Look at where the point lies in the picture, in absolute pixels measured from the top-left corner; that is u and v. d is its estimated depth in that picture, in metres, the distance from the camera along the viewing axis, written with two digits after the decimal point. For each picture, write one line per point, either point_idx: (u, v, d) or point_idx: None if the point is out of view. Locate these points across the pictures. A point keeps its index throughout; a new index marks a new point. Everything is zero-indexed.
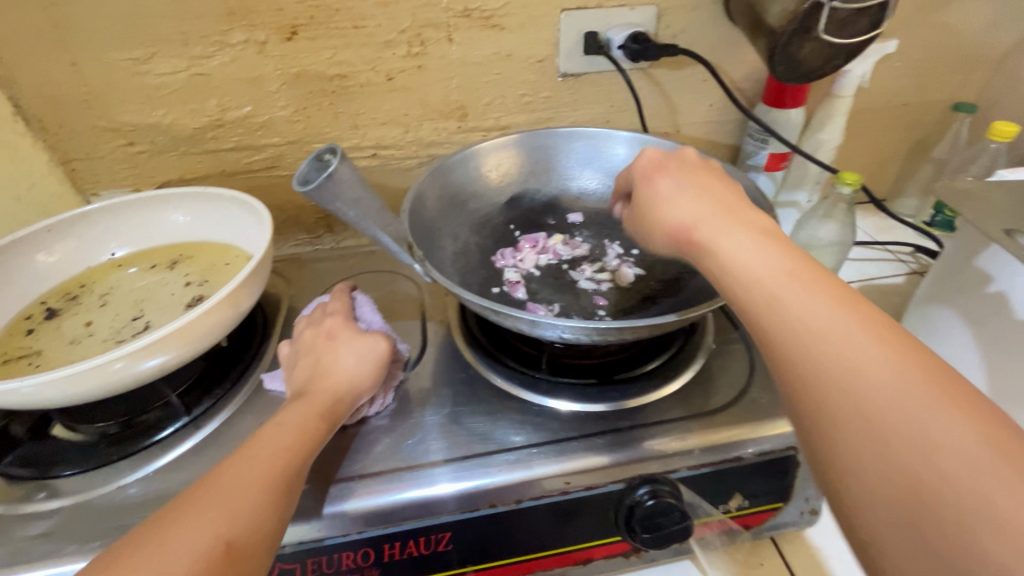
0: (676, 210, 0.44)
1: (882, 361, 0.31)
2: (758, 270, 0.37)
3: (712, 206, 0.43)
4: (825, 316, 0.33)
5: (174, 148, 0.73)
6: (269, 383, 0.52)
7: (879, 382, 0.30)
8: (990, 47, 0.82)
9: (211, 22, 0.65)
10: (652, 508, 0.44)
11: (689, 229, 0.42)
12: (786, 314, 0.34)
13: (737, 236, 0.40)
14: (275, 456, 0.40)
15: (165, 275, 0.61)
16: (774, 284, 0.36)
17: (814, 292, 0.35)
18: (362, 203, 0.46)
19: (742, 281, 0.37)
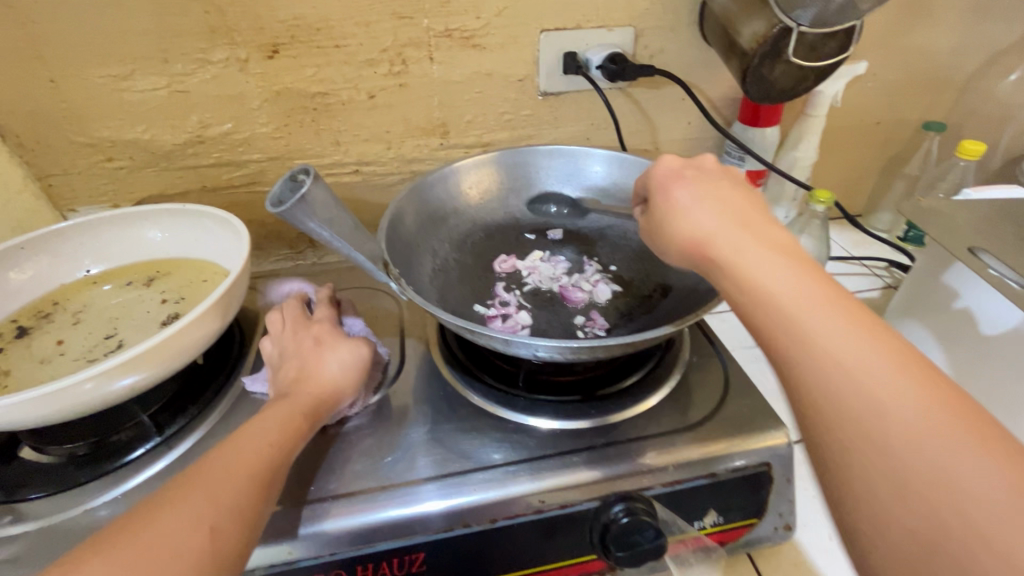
0: (691, 198, 0.44)
1: (894, 391, 0.30)
2: (777, 288, 0.36)
3: (729, 219, 0.42)
4: (846, 342, 0.32)
5: (154, 164, 0.73)
6: (249, 384, 0.54)
7: (892, 395, 0.30)
8: (957, 69, 0.85)
9: (192, 40, 0.65)
10: (626, 526, 0.44)
11: (722, 253, 0.40)
12: (800, 334, 0.34)
13: (766, 254, 0.38)
14: (259, 451, 0.42)
15: (141, 292, 0.60)
16: (797, 306, 0.35)
17: (832, 313, 0.34)
18: (338, 222, 0.46)
19: (758, 294, 0.37)
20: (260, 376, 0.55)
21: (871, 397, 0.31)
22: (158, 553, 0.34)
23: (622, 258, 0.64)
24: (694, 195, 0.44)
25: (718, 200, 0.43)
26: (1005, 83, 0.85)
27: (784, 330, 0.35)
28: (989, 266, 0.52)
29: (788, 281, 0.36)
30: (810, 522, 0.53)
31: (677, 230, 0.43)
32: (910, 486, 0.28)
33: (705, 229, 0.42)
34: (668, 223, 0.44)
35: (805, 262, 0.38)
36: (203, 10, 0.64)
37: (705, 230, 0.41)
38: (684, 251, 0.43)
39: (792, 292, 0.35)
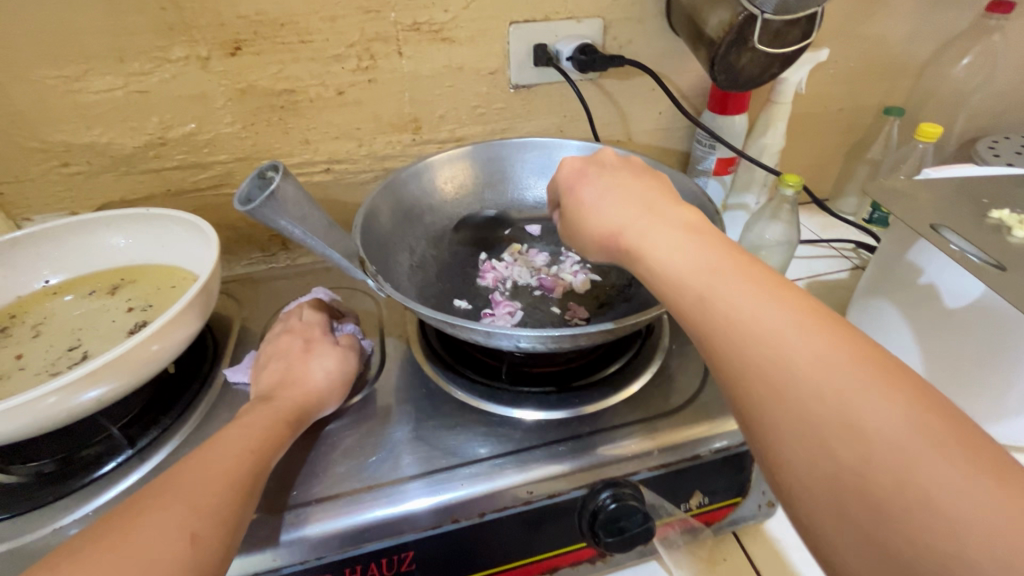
0: (610, 209, 0.44)
1: (806, 345, 0.31)
2: (673, 262, 0.38)
3: (636, 206, 0.43)
4: (764, 315, 0.33)
5: (113, 168, 0.70)
6: (231, 376, 0.53)
7: (801, 345, 0.31)
8: (913, 54, 0.88)
9: (148, 38, 0.63)
10: (614, 512, 0.44)
11: (611, 229, 0.43)
12: (709, 302, 0.35)
13: (642, 221, 0.41)
14: (241, 457, 0.41)
15: (106, 301, 0.58)
16: (703, 270, 0.36)
17: (710, 262, 0.37)
18: (309, 220, 0.45)
19: (659, 265, 0.38)
20: (241, 367, 0.54)
21: (787, 356, 0.31)
22: (136, 560, 0.32)
23: None
24: (589, 178, 0.48)
25: (611, 184, 0.46)
26: (959, 67, 0.89)
27: (684, 289, 0.37)
28: (951, 242, 0.53)
29: (725, 247, 0.38)
30: None
31: (592, 220, 0.44)
32: (827, 443, 0.29)
33: (617, 223, 0.43)
34: (580, 216, 0.46)
35: (707, 232, 0.40)
36: (159, 6, 0.61)
37: (611, 221, 0.43)
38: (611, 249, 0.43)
39: (694, 257, 0.37)
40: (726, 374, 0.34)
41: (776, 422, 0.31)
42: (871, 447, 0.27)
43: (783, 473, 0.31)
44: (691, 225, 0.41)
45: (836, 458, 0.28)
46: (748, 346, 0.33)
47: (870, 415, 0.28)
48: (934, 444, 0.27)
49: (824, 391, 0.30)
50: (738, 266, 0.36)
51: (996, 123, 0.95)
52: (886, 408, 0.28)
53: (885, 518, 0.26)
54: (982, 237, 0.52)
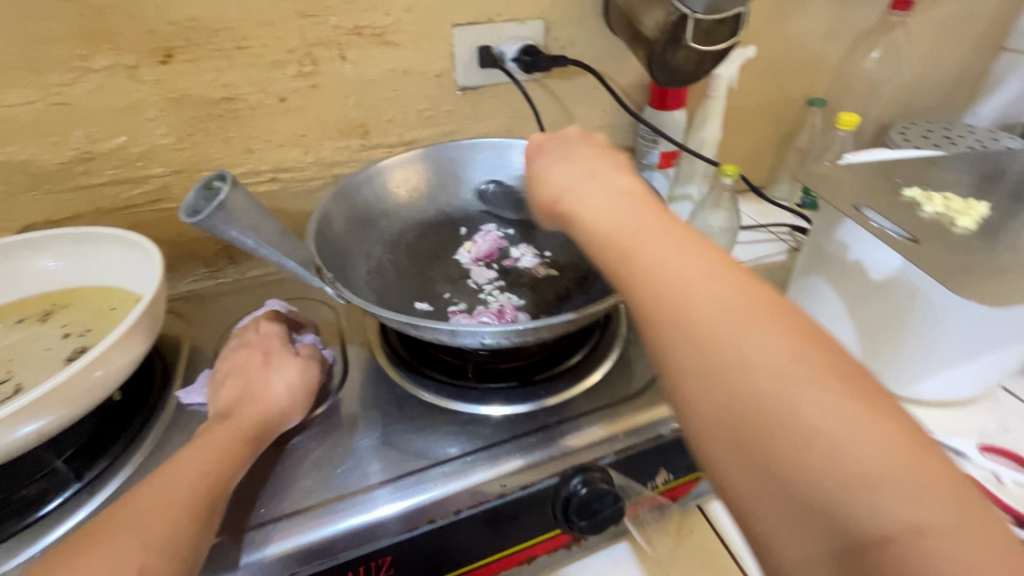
0: (585, 188, 0.43)
1: (755, 333, 0.31)
2: (646, 249, 0.37)
3: (605, 190, 0.42)
4: (686, 276, 0.35)
5: (35, 187, 0.65)
6: (185, 398, 0.51)
7: (759, 339, 0.31)
8: (830, 49, 0.95)
9: (67, 46, 0.59)
10: (586, 496, 0.46)
11: (583, 211, 0.42)
12: (673, 287, 0.35)
13: (616, 206, 0.41)
14: (192, 482, 0.40)
15: (37, 329, 0.54)
16: (664, 257, 0.36)
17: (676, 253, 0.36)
18: (262, 229, 0.43)
19: (610, 247, 0.39)
20: (195, 388, 0.52)
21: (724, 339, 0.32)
22: None
23: (557, 243, 0.65)
24: (545, 168, 0.48)
25: (584, 171, 0.45)
26: (869, 60, 0.96)
27: (634, 275, 0.36)
28: (873, 220, 0.56)
29: (613, 216, 0.40)
30: None
31: (571, 206, 0.43)
32: (758, 430, 0.29)
33: (590, 206, 0.41)
34: (543, 189, 0.46)
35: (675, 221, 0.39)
36: (78, 12, 0.58)
37: (583, 205, 0.42)
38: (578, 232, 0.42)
39: (662, 249, 0.36)
40: (664, 365, 0.34)
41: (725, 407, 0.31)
42: (827, 437, 0.27)
43: (708, 458, 0.32)
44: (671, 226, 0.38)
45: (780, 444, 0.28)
46: (708, 332, 0.32)
47: (802, 391, 0.29)
48: (861, 421, 0.28)
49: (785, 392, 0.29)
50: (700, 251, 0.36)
51: (903, 111, 1.05)
52: (831, 395, 0.29)
53: (802, 498, 0.27)
54: (899, 214, 0.57)
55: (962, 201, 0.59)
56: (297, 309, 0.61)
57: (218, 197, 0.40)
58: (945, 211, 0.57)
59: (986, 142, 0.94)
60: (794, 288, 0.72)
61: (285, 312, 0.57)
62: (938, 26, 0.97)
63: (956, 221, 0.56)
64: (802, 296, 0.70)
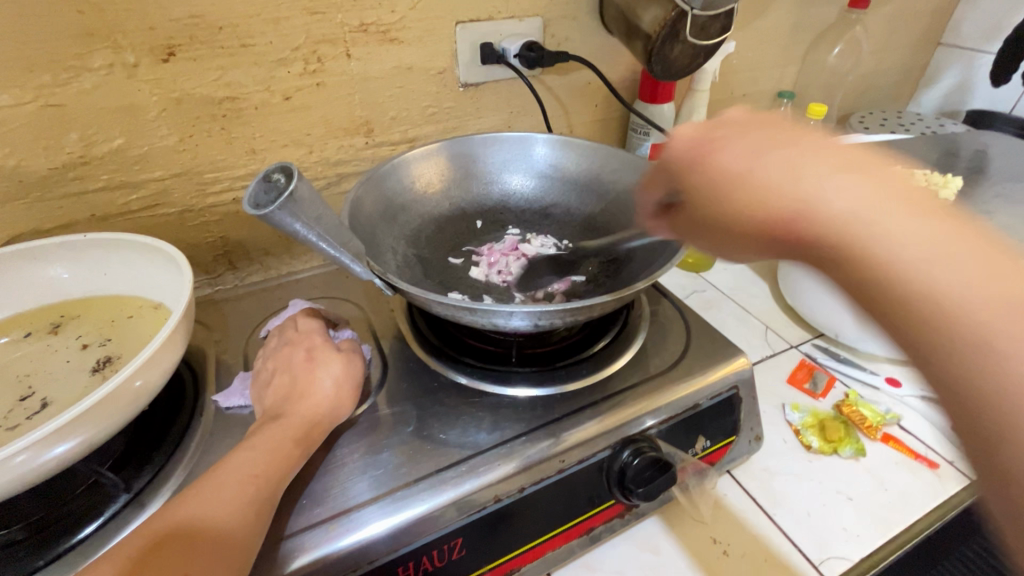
0: (729, 151, 0.40)
1: (971, 274, 0.30)
2: (830, 204, 0.34)
3: (771, 144, 0.39)
4: (908, 229, 0.32)
5: (24, 195, 0.62)
6: (224, 401, 0.50)
7: (967, 294, 0.29)
8: (797, 45, 1.02)
9: (63, 44, 0.56)
10: (639, 466, 0.48)
11: (735, 172, 0.39)
12: (878, 239, 0.32)
13: (778, 158, 0.37)
14: (242, 484, 0.39)
15: (51, 341, 0.51)
16: (861, 210, 0.33)
17: (887, 200, 0.33)
18: (325, 220, 0.42)
19: (776, 198, 0.36)
20: (233, 391, 0.51)
21: (940, 290, 0.30)
22: None
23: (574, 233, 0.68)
24: (723, 142, 0.41)
25: (725, 121, 0.42)
26: (831, 55, 1.04)
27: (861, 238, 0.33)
28: None
29: (816, 160, 0.36)
30: (768, 431, 0.62)
31: (718, 165, 0.40)
32: (1013, 425, 0.27)
33: (744, 168, 0.38)
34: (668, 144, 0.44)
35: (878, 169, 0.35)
36: (75, 8, 0.55)
37: (753, 161, 0.38)
38: (732, 194, 0.39)
39: (855, 193, 0.34)
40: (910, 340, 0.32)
41: (954, 355, 0.29)
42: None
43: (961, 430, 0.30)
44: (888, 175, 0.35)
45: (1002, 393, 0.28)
46: (940, 284, 0.30)
47: None
48: None
49: (1018, 379, 0.27)
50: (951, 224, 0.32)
51: (860, 101, 1.14)
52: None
53: None
54: None
55: (939, 176, 0.65)
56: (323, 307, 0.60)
57: (287, 190, 0.39)
58: (926, 185, 0.64)
59: (936, 127, 1.03)
60: (784, 266, 0.79)
61: (319, 310, 0.56)
62: (889, 21, 1.06)
63: (937, 194, 0.62)
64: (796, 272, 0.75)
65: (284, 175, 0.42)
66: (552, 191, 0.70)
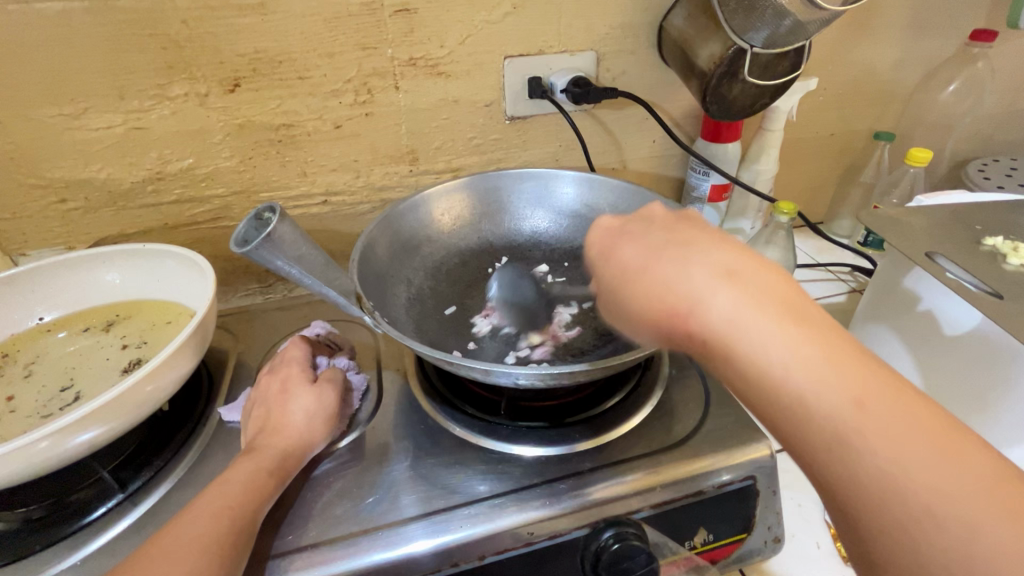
0: (630, 248, 0.37)
1: (825, 373, 0.31)
2: (717, 316, 0.32)
3: (656, 244, 0.36)
4: (795, 363, 0.31)
5: (111, 204, 0.70)
6: (225, 414, 0.53)
7: (842, 396, 0.30)
8: (900, 81, 0.89)
9: (148, 76, 0.64)
10: (617, 553, 0.43)
11: (626, 270, 0.36)
12: (753, 349, 0.32)
13: (662, 255, 0.35)
14: (217, 517, 0.40)
15: (100, 338, 0.57)
16: (745, 322, 0.32)
17: (741, 294, 0.32)
18: (306, 259, 0.48)
19: (677, 318, 0.33)
20: (236, 405, 0.54)
21: (889, 467, 0.29)
22: None
23: None
24: (628, 239, 0.38)
25: (660, 243, 0.36)
26: (945, 93, 0.90)
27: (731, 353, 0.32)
28: (947, 270, 0.54)
29: (699, 254, 0.34)
30: (797, 530, 0.54)
31: (645, 285, 0.35)
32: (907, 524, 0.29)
33: (638, 266, 0.36)
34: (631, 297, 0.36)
35: (752, 270, 0.33)
36: (159, 45, 0.62)
37: (650, 276, 0.35)
38: (630, 299, 0.35)
39: (728, 309, 0.32)
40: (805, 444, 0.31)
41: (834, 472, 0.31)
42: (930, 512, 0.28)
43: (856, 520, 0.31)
44: (736, 262, 0.34)
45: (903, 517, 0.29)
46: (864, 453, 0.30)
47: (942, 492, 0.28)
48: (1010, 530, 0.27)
49: (886, 460, 0.29)
50: (787, 319, 0.32)
51: (986, 145, 0.97)
52: (965, 483, 0.28)
53: None
54: (977, 265, 0.54)
55: None
56: (335, 332, 0.62)
57: (265, 230, 0.45)
58: None
59: None
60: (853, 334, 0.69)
61: (305, 339, 0.58)
62: None
63: None
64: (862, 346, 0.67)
65: (275, 216, 0.48)
66: (582, 231, 0.67)
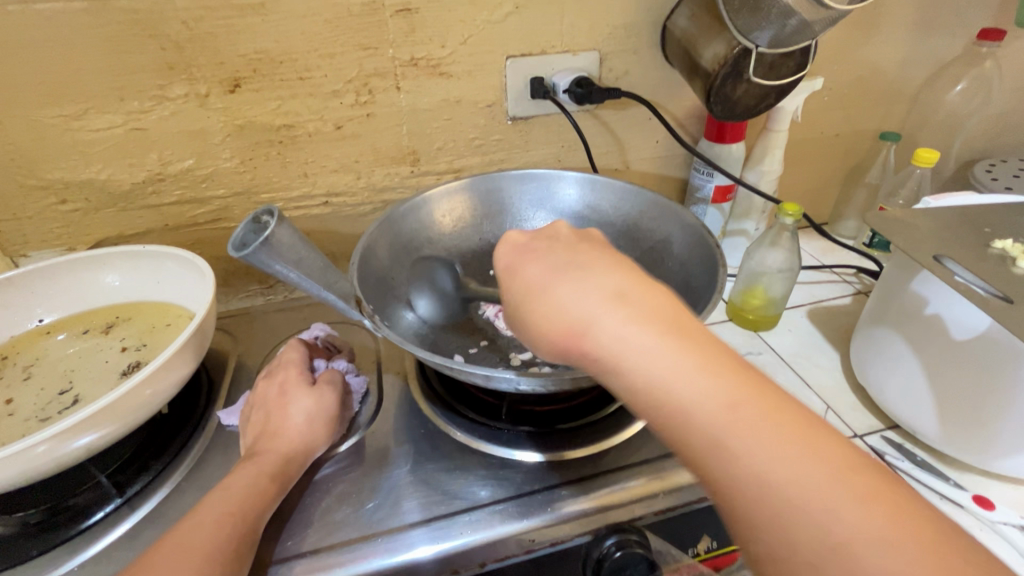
0: (535, 267, 0.39)
1: (714, 392, 0.32)
2: (607, 332, 0.34)
3: (551, 265, 0.38)
4: (691, 384, 0.32)
5: (111, 205, 0.70)
6: (225, 418, 0.53)
7: (737, 426, 0.31)
8: (907, 81, 0.88)
9: (148, 76, 0.63)
10: (620, 560, 0.43)
11: (530, 287, 0.38)
12: (644, 370, 0.33)
13: (559, 278, 0.37)
14: (218, 523, 0.40)
15: (100, 340, 0.57)
16: (636, 343, 0.33)
17: (626, 317, 0.34)
18: (304, 262, 0.47)
19: (570, 338, 0.35)
20: (235, 409, 0.53)
21: (782, 495, 0.29)
22: None
23: None
24: (533, 258, 0.40)
25: (562, 261, 0.38)
26: (952, 93, 0.89)
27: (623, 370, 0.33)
28: (955, 273, 0.53)
29: (590, 280, 0.36)
30: None
31: (544, 307, 0.36)
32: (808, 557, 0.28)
33: (539, 286, 0.38)
34: (530, 314, 0.37)
35: (638, 293, 0.35)
36: (159, 46, 0.62)
37: (549, 295, 0.36)
38: (529, 322, 0.37)
39: (623, 331, 0.34)
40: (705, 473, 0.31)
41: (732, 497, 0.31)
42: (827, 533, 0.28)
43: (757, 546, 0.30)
44: (629, 286, 0.36)
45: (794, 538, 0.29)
46: (742, 462, 0.30)
47: (833, 516, 0.28)
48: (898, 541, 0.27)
49: (775, 484, 0.29)
50: (675, 339, 0.33)
51: (995, 145, 0.95)
52: (848, 497, 0.29)
53: None
54: (986, 268, 0.53)
55: None
56: (335, 335, 0.62)
57: (264, 233, 0.45)
58: None
59: None
60: (858, 337, 0.69)
61: (304, 342, 0.57)
62: None
63: None
64: (868, 348, 0.66)
65: (273, 219, 0.48)
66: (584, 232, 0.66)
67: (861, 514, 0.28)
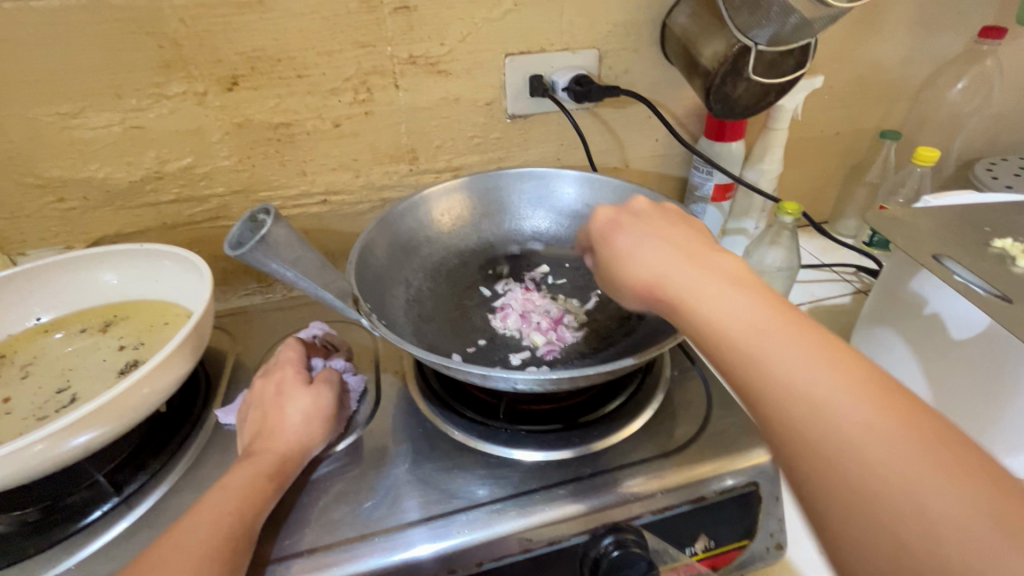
0: (621, 235, 0.45)
1: (776, 338, 0.34)
2: (674, 278, 0.39)
3: (643, 235, 0.44)
4: (751, 321, 0.35)
5: (108, 203, 0.70)
6: (222, 417, 0.53)
7: (792, 357, 0.33)
8: (907, 79, 0.88)
9: (146, 74, 0.63)
10: (617, 559, 0.43)
11: (615, 249, 0.45)
12: (707, 307, 0.37)
13: (643, 240, 0.44)
14: (215, 522, 0.39)
15: (97, 338, 0.57)
16: (697, 285, 0.38)
17: (698, 269, 0.39)
18: (303, 259, 0.48)
19: (649, 282, 0.41)
20: (233, 408, 0.53)
21: (837, 432, 0.30)
22: None
23: None
24: (623, 227, 0.46)
25: (648, 232, 0.45)
26: (953, 91, 0.89)
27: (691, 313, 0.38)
28: (955, 273, 0.53)
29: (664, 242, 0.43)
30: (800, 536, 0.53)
31: (626, 263, 0.43)
32: (862, 490, 0.29)
33: (626, 249, 0.44)
34: (621, 268, 0.44)
35: (711, 256, 0.41)
36: (157, 44, 0.62)
37: (632, 254, 0.43)
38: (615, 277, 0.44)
39: (688, 276, 0.39)
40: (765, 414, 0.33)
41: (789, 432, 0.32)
42: (880, 456, 0.29)
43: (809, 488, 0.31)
44: (705, 255, 0.41)
45: (851, 471, 0.29)
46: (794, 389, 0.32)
47: (892, 454, 0.28)
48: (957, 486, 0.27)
49: (835, 414, 0.30)
50: (748, 291, 0.37)
51: (995, 144, 0.95)
52: (911, 439, 0.29)
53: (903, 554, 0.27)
54: (985, 267, 0.53)
55: None
56: (333, 335, 0.62)
57: (260, 232, 0.45)
58: None
59: None
60: (856, 337, 0.68)
61: (301, 341, 0.57)
62: None
63: None
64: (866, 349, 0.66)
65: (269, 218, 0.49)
66: None
67: (923, 452, 0.28)
